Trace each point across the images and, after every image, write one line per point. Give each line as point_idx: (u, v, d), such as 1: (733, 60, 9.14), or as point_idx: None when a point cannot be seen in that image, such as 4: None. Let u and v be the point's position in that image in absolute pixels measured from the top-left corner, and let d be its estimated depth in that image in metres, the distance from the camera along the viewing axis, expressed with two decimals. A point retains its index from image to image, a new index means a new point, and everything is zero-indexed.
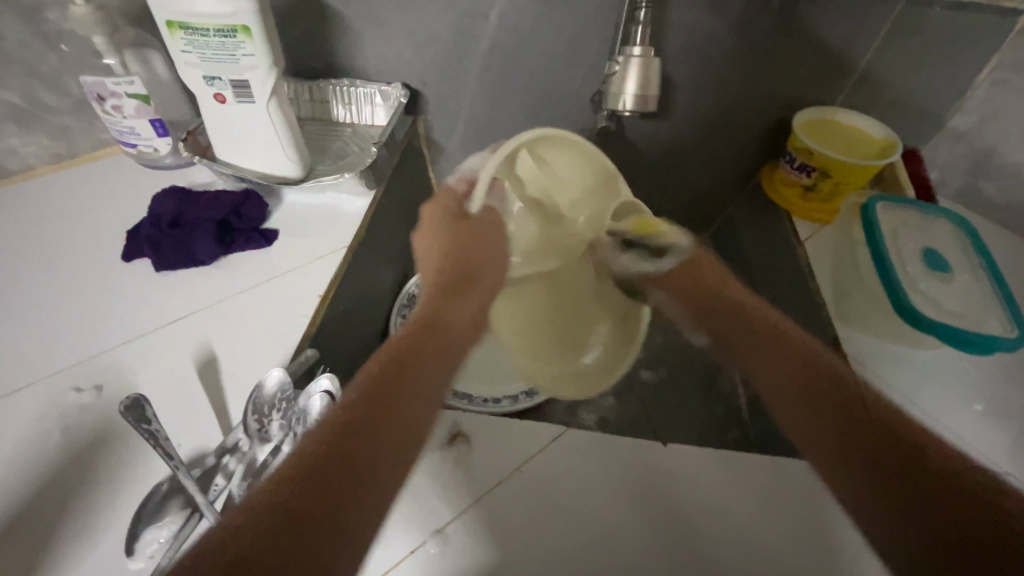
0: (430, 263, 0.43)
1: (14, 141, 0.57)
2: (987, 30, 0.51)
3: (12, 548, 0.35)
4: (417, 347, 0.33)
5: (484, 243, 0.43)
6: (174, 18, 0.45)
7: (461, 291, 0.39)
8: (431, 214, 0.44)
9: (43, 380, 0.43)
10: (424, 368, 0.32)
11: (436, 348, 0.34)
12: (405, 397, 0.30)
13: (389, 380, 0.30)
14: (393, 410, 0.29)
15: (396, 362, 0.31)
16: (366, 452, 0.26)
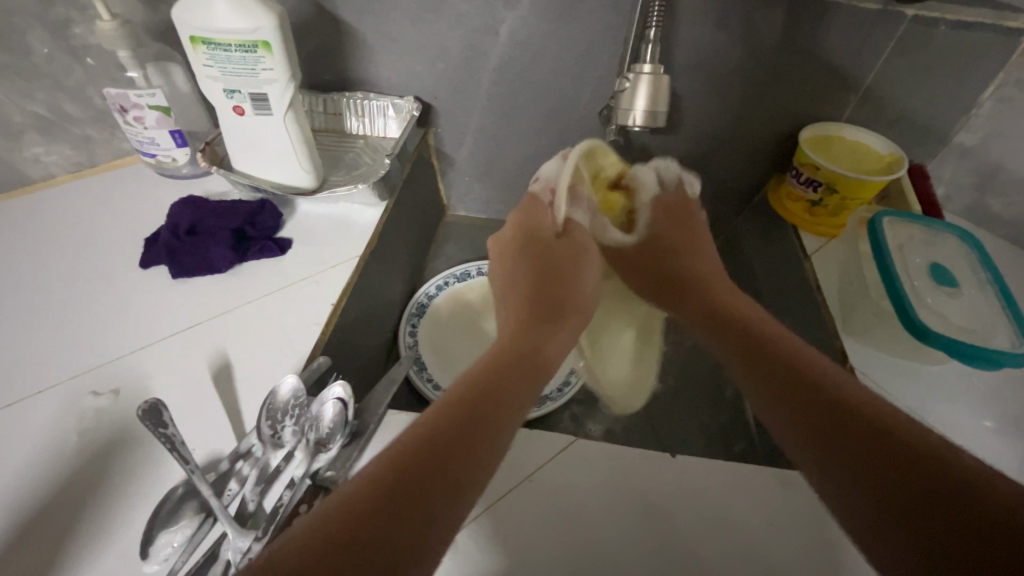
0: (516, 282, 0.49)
1: (38, 151, 0.59)
2: (990, 48, 0.52)
3: (28, 548, 0.35)
4: (505, 371, 0.37)
5: (571, 263, 0.48)
6: (196, 33, 0.46)
7: (548, 322, 0.43)
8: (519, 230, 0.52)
9: (62, 383, 0.44)
10: (504, 403, 0.34)
11: (522, 373, 0.37)
12: (494, 415, 0.33)
13: (481, 399, 0.33)
14: (480, 424, 0.32)
15: (484, 389, 0.34)
16: (457, 456, 0.29)
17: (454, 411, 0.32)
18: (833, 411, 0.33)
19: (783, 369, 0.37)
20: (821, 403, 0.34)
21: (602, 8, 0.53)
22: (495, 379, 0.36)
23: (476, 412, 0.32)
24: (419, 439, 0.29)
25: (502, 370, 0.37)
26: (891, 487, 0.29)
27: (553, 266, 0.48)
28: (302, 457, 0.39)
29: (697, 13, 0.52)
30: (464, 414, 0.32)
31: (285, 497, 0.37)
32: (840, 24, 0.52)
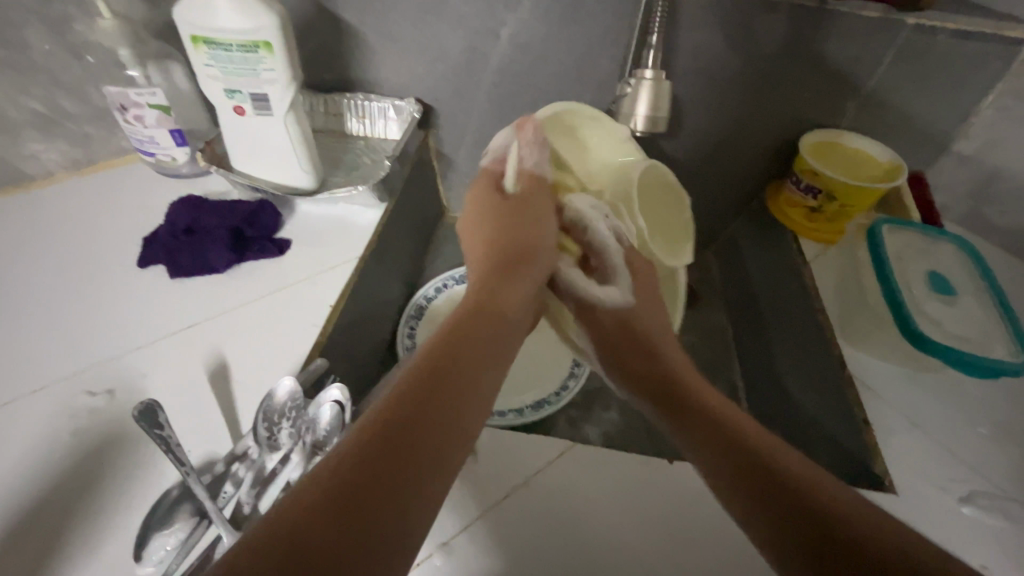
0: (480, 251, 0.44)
1: (36, 147, 0.59)
2: (989, 57, 0.52)
3: (20, 550, 0.35)
4: (468, 335, 0.34)
5: (531, 228, 0.46)
6: (198, 33, 0.46)
7: (507, 280, 0.41)
8: (477, 194, 0.49)
9: (57, 382, 0.44)
10: (472, 373, 0.32)
11: (483, 337, 0.35)
12: (463, 372, 0.31)
13: (449, 357, 0.32)
14: (450, 381, 0.30)
15: (442, 359, 0.31)
16: (429, 418, 0.28)
17: (414, 387, 0.29)
18: (759, 458, 0.34)
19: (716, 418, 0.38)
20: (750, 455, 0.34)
21: (604, 12, 0.53)
22: (460, 334, 0.34)
23: (445, 371, 0.31)
24: (391, 406, 0.27)
25: (467, 327, 0.35)
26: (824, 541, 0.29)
27: (511, 230, 0.45)
28: (298, 460, 0.39)
29: (699, 19, 0.52)
30: (430, 394, 0.29)
31: (280, 499, 0.37)
32: (841, 31, 0.52)
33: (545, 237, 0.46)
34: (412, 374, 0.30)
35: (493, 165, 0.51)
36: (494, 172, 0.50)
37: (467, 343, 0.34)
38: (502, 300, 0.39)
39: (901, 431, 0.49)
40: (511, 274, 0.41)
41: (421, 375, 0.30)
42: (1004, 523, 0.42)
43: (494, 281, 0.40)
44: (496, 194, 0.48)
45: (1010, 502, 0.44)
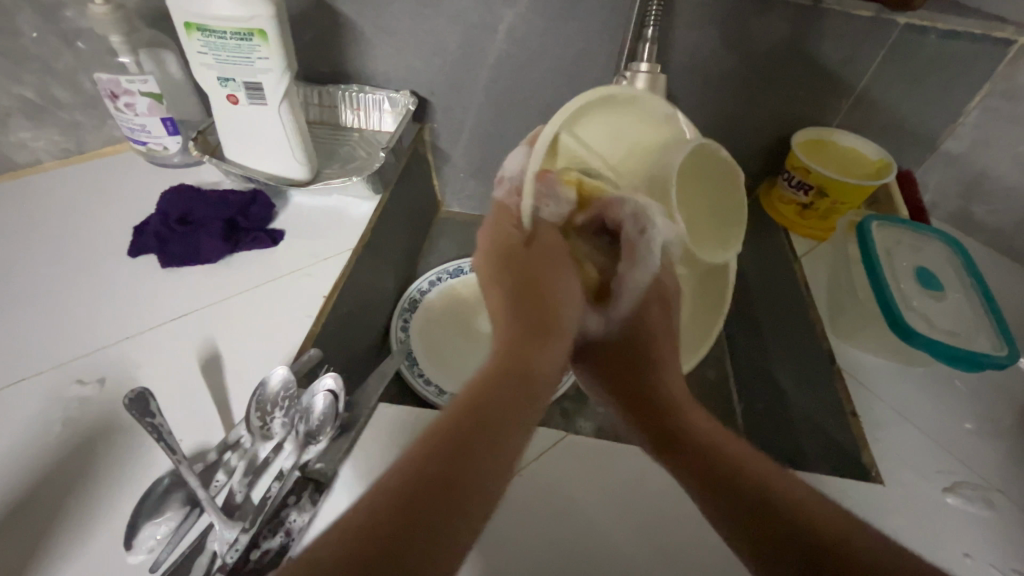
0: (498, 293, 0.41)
1: (26, 135, 0.58)
2: (977, 57, 0.53)
3: (8, 538, 0.35)
4: (489, 405, 0.31)
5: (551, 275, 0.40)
6: (192, 20, 0.46)
7: (536, 331, 0.37)
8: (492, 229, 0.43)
9: (46, 371, 0.43)
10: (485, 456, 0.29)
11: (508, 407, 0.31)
12: (498, 434, 0.30)
13: (459, 452, 0.28)
14: (475, 459, 0.28)
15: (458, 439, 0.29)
16: (459, 483, 0.27)
17: (427, 466, 0.27)
18: (761, 488, 0.33)
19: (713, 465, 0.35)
20: (748, 488, 0.33)
21: (601, 7, 0.53)
22: (487, 395, 0.32)
23: (461, 456, 0.28)
24: (410, 474, 0.27)
25: (488, 406, 0.31)
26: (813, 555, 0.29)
27: (533, 268, 0.40)
28: (292, 449, 0.38)
29: (694, 16, 0.53)
30: (445, 483, 0.27)
31: (273, 488, 0.36)
32: (833, 30, 0.52)
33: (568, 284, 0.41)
34: (437, 439, 0.28)
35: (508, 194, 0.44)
36: (510, 207, 0.44)
37: (503, 407, 0.31)
38: (537, 351, 0.35)
39: (888, 424, 0.49)
40: (544, 330, 0.37)
41: (446, 444, 0.28)
42: (988, 513, 0.43)
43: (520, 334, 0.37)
44: (511, 226, 0.42)
45: (993, 492, 0.45)
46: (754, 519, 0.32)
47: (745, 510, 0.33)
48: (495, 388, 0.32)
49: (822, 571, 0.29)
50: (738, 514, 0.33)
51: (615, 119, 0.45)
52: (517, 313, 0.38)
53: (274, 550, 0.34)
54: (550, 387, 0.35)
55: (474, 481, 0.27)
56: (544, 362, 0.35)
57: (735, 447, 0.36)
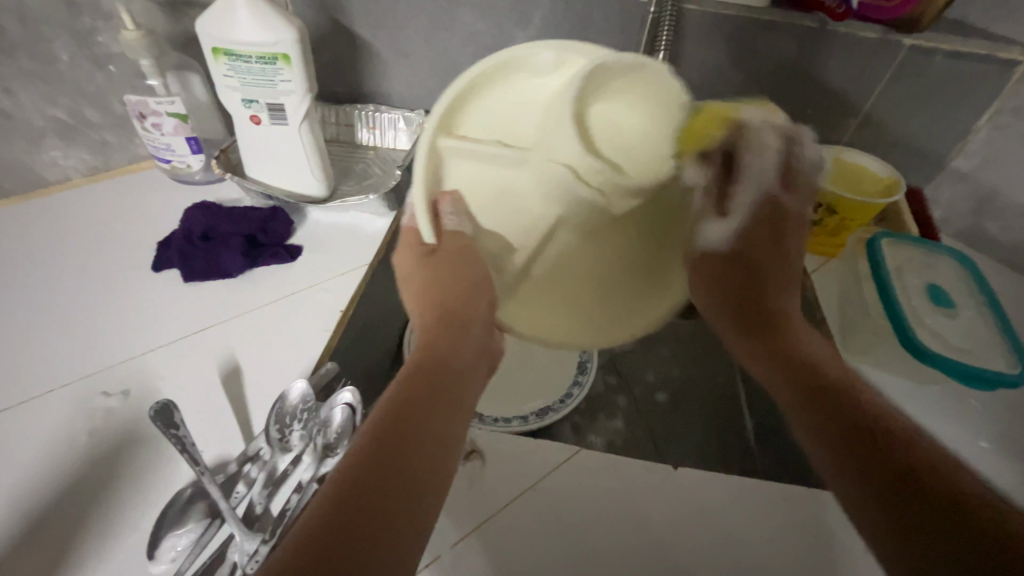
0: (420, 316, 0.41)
1: (57, 153, 0.60)
2: (984, 76, 0.54)
3: (33, 548, 0.36)
4: (404, 419, 0.30)
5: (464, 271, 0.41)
6: (219, 45, 0.48)
7: (451, 331, 0.38)
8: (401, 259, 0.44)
9: (72, 383, 0.44)
10: (405, 474, 0.28)
11: (429, 421, 0.31)
12: (428, 435, 0.30)
13: (377, 475, 0.27)
14: (406, 468, 0.28)
15: (373, 461, 0.27)
16: (403, 498, 0.27)
17: (344, 488, 0.26)
18: (846, 407, 0.32)
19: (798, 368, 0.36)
20: (845, 412, 0.32)
21: (611, 30, 0.55)
22: (414, 403, 0.32)
23: (385, 465, 0.28)
24: (339, 490, 0.26)
25: (396, 422, 0.30)
26: (892, 485, 0.28)
27: (457, 269, 0.41)
28: (310, 461, 0.39)
29: (702, 38, 0.54)
30: (358, 504, 0.25)
31: (291, 500, 0.37)
32: (839, 52, 0.54)
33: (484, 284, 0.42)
34: (362, 449, 0.28)
35: (408, 221, 0.45)
36: (411, 226, 0.44)
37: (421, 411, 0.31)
38: (458, 346, 0.37)
39: None
40: (458, 327, 0.39)
41: (378, 453, 0.28)
42: None
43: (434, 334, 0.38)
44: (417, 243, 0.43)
45: None
46: (814, 404, 0.34)
47: (836, 414, 0.32)
48: (415, 392, 0.33)
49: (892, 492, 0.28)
50: (834, 441, 0.31)
51: (498, 98, 0.44)
52: (433, 315, 0.40)
53: None
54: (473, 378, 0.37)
55: (405, 478, 0.27)
56: (462, 351, 0.37)
57: (835, 371, 0.36)
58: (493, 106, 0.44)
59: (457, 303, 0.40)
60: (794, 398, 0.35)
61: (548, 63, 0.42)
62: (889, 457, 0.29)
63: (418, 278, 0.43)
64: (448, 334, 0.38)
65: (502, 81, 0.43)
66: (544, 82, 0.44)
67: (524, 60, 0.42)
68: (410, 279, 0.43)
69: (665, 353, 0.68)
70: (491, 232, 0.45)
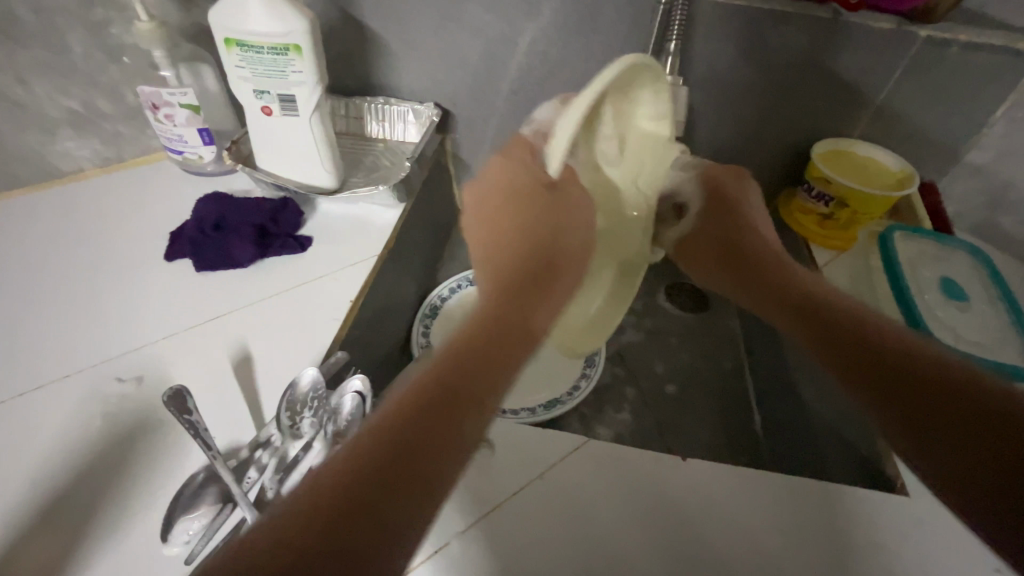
0: (494, 266, 0.38)
1: (70, 144, 0.61)
2: (1001, 68, 0.53)
3: (49, 529, 0.36)
4: (462, 377, 0.30)
5: (563, 218, 0.40)
6: (231, 36, 0.48)
7: (531, 293, 0.35)
8: (504, 175, 0.41)
9: (87, 369, 0.45)
10: (440, 442, 0.27)
11: (480, 384, 0.30)
12: (483, 378, 0.30)
13: (418, 441, 0.27)
14: (467, 387, 0.30)
15: (428, 405, 0.28)
16: (424, 462, 0.27)
17: (390, 433, 0.27)
18: (931, 378, 0.34)
19: (852, 325, 0.38)
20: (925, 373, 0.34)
21: (621, 21, 0.55)
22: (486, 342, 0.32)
23: (444, 415, 0.28)
24: (382, 424, 0.27)
25: (456, 381, 0.30)
26: (977, 446, 0.31)
27: (548, 230, 0.39)
28: (321, 447, 0.39)
29: (713, 30, 0.54)
30: (395, 459, 0.26)
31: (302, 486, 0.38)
32: (851, 44, 0.53)
33: (579, 233, 0.41)
34: (425, 384, 0.29)
35: (531, 134, 0.44)
36: (530, 142, 0.44)
37: (480, 361, 0.31)
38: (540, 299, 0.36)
39: None
40: (542, 288, 0.36)
41: (440, 385, 0.29)
42: None
43: (509, 291, 0.35)
44: (525, 171, 0.41)
45: None
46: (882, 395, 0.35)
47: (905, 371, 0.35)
48: (484, 339, 0.32)
49: (977, 446, 0.31)
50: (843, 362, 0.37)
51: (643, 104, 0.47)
52: (509, 276, 0.36)
53: None
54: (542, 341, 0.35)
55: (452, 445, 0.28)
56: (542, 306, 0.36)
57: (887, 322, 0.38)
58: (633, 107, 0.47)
59: (547, 246, 0.38)
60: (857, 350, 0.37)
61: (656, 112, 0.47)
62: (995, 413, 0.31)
63: (513, 227, 0.39)
64: (521, 292, 0.35)
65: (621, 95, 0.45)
66: (646, 116, 0.48)
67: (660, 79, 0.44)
68: (502, 200, 0.40)
69: (673, 344, 0.69)
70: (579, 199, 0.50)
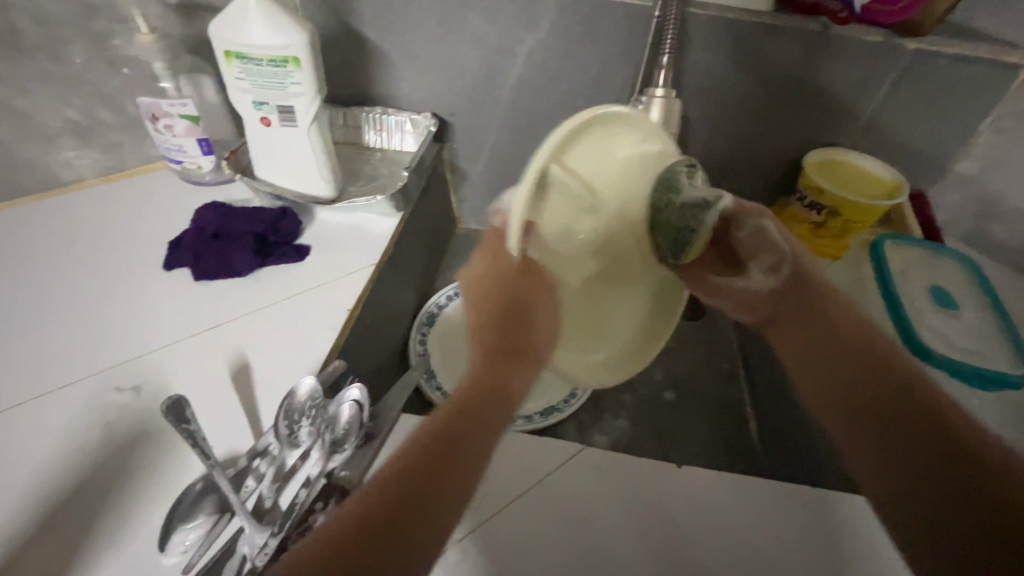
0: (474, 339, 0.40)
1: (70, 154, 0.61)
2: (989, 79, 0.54)
3: (46, 542, 0.36)
4: (446, 441, 0.32)
5: (538, 296, 0.40)
6: (232, 48, 0.49)
7: (511, 363, 0.38)
8: (487, 261, 0.40)
9: (86, 379, 0.45)
10: (424, 508, 0.29)
11: (463, 453, 0.32)
12: (462, 458, 0.32)
13: (409, 506, 0.29)
14: (442, 490, 0.30)
15: (414, 475, 0.30)
16: (412, 526, 0.29)
17: (386, 494, 0.29)
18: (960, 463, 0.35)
19: (862, 397, 0.41)
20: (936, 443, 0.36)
21: (617, 33, 0.56)
22: (466, 418, 0.34)
23: (427, 479, 0.30)
24: (371, 513, 0.28)
25: (438, 444, 0.32)
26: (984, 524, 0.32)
27: (529, 297, 0.40)
28: (319, 456, 0.39)
29: (706, 41, 0.54)
30: (380, 521, 0.28)
31: (300, 494, 0.38)
32: (843, 56, 0.54)
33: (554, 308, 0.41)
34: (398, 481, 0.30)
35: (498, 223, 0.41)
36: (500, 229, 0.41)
37: (449, 464, 0.31)
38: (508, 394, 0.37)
39: None
40: (520, 357, 0.38)
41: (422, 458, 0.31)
42: None
43: (494, 360, 0.38)
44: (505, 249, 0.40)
45: None
46: (931, 443, 0.36)
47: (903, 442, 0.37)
48: (462, 437, 0.33)
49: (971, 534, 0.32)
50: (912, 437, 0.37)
51: (592, 145, 0.41)
52: (494, 342, 0.38)
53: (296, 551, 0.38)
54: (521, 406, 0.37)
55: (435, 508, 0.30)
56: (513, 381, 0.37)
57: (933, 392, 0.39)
58: (583, 151, 0.41)
59: (526, 326, 0.39)
60: (895, 436, 0.38)
61: (633, 137, 0.42)
62: (974, 461, 0.35)
63: (485, 299, 0.40)
64: (505, 359, 0.38)
65: (583, 149, 0.40)
66: (619, 146, 0.43)
67: (623, 116, 0.39)
68: (479, 277, 0.41)
69: (670, 351, 0.70)
70: (556, 256, 0.45)
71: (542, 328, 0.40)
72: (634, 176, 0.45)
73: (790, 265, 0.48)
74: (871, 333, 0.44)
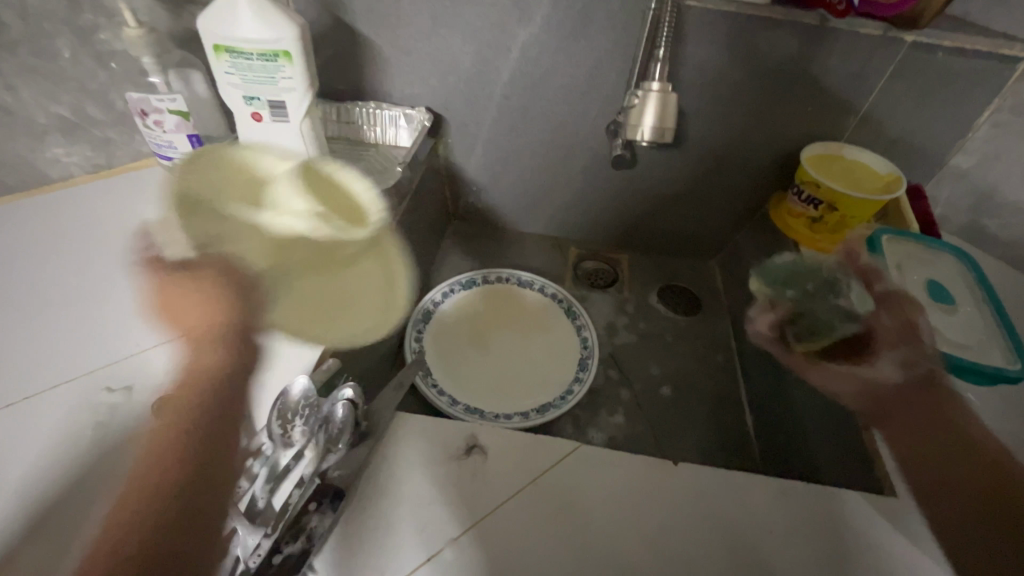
0: (187, 346, 0.47)
1: (58, 151, 0.61)
2: (986, 73, 0.54)
3: (36, 546, 0.36)
4: (161, 449, 0.40)
5: (224, 309, 0.49)
6: (221, 42, 0.48)
7: (191, 353, 0.46)
8: (164, 293, 0.51)
9: (76, 379, 0.44)
10: (191, 518, 0.36)
11: (164, 460, 0.39)
12: (195, 482, 0.38)
13: (145, 524, 0.36)
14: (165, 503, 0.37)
15: (133, 489, 0.38)
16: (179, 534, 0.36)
17: (122, 507, 0.37)
18: None
19: (981, 499, 0.39)
20: None
21: (612, 27, 0.55)
22: (170, 425, 0.41)
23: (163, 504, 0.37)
24: (154, 523, 0.36)
25: (145, 478, 0.38)
26: None
27: (202, 293, 0.50)
28: (312, 456, 0.38)
29: (702, 35, 0.54)
30: (179, 526, 0.36)
31: (293, 496, 0.37)
32: (840, 50, 0.54)
33: (234, 309, 0.49)
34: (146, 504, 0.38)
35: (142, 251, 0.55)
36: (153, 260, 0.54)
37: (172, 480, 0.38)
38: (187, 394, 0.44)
39: None
40: (207, 339, 0.47)
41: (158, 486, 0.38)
42: None
43: (195, 344, 0.47)
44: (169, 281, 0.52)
45: None
46: (989, 505, 0.39)
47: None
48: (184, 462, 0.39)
49: None
50: None
51: (202, 172, 0.58)
52: (196, 335, 0.48)
53: (294, 554, 0.37)
54: (232, 384, 0.44)
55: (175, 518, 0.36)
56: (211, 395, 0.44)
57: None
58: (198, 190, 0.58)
59: (209, 331, 0.48)
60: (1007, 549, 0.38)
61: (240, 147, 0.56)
62: None
63: (190, 313, 0.49)
64: (204, 341, 0.47)
65: (200, 210, 0.56)
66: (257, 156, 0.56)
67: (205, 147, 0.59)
68: (181, 308, 0.49)
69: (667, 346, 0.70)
70: (268, 238, 0.54)
71: (213, 313, 0.49)
72: (235, 175, 0.57)
73: (926, 364, 0.45)
74: (969, 427, 0.41)
